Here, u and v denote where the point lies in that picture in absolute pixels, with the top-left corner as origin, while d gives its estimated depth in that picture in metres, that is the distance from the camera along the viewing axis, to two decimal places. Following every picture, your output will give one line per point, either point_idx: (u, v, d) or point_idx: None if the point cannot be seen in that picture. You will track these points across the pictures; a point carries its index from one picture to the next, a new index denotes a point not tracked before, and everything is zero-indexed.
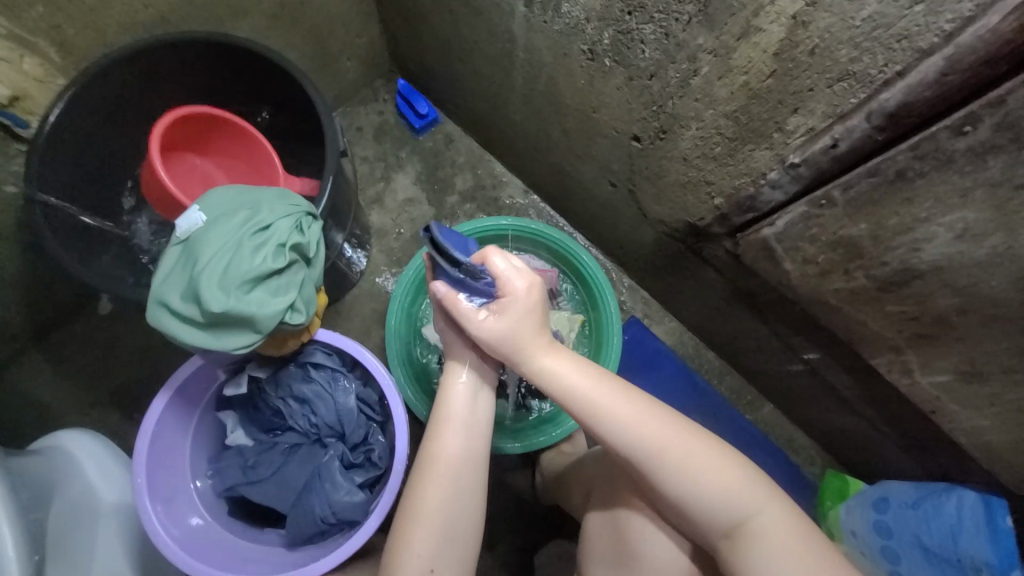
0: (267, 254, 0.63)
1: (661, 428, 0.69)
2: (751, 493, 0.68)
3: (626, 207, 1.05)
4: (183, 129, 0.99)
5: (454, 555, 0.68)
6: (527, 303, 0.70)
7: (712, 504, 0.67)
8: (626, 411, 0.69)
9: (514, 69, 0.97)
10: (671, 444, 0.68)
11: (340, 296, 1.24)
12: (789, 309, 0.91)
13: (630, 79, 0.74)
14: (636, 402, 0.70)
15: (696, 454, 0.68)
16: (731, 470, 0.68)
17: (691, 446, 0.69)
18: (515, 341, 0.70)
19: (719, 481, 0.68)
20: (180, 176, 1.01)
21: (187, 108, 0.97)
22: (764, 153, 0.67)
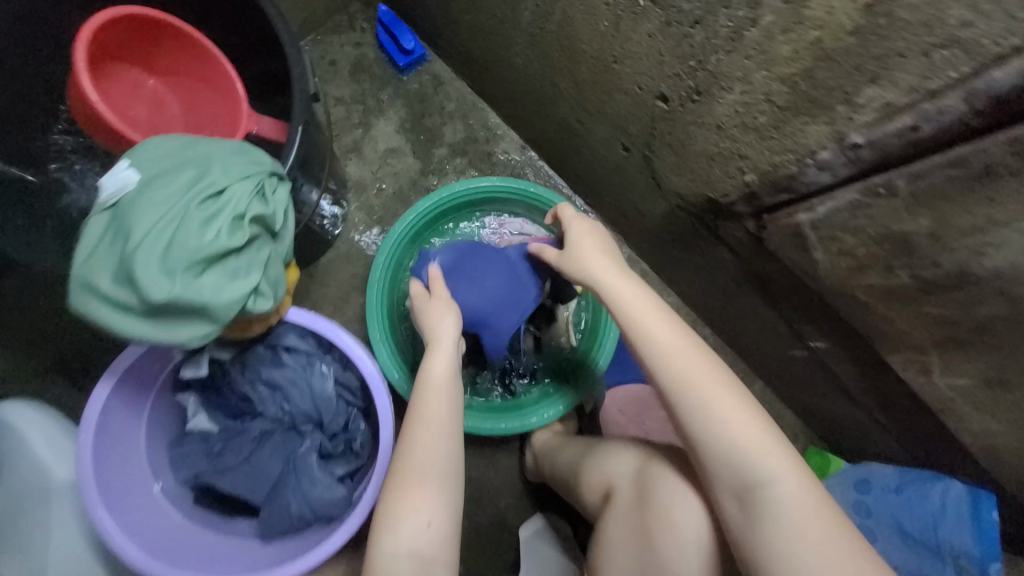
0: (220, 228, 0.51)
1: (697, 370, 0.67)
2: (773, 463, 0.64)
3: (637, 174, 0.94)
4: (123, 37, 0.80)
5: (452, 513, 0.66)
6: (591, 230, 0.80)
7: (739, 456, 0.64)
8: (672, 340, 0.69)
9: (521, 2, 0.81)
10: (694, 379, 0.66)
11: (314, 258, 1.12)
12: (804, 297, 0.85)
13: (667, 25, 0.62)
14: (682, 338, 0.69)
15: (728, 404, 0.66)
16: (745, 427, 0.65)
17: (710, 385, 0.66)
18: (582, 253, 0.78)
19: (747, 440, 0.64)
20: (117, 91, 0.82)
21: (126, 8, 0.77)
22: (819, 128, 0.57)
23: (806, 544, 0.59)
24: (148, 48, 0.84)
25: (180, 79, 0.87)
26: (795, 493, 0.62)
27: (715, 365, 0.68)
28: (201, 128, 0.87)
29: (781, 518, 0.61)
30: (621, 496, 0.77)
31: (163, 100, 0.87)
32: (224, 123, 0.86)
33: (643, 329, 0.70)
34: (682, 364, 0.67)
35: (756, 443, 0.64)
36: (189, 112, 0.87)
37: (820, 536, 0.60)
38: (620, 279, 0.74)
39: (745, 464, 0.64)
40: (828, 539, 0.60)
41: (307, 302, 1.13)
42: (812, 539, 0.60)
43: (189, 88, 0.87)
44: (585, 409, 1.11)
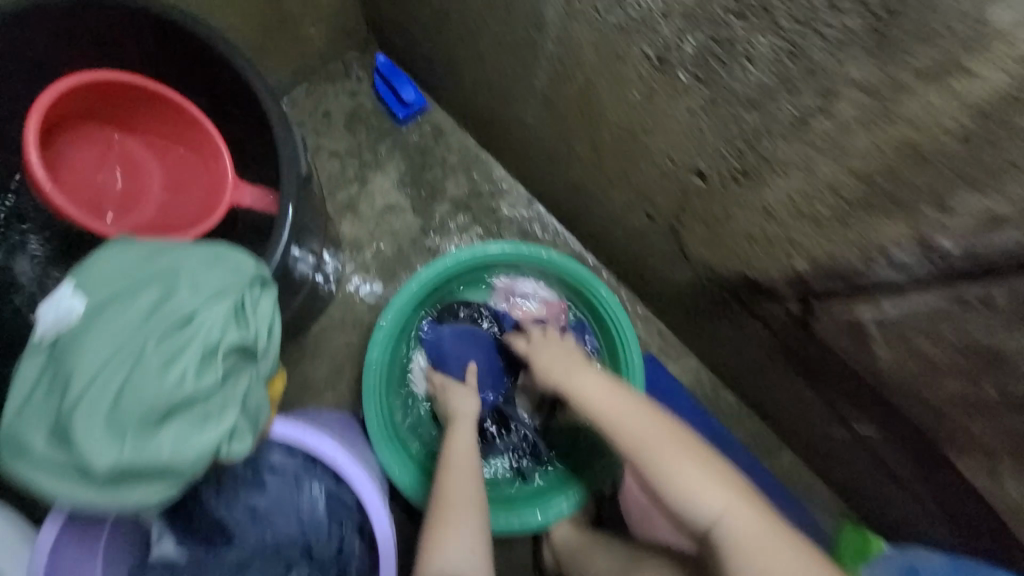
0: (186, 367, 0.42)
1: (628, 422, 0.66)
2: (715, 503, 0.60)
3: (661, 242, 0.86)
4: (93, 102, 0.70)
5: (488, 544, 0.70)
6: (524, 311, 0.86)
7: (690, 506, 0.61)
8: (602, 397, 0.69)
9: (537, 64, 0.74)
10: (627, 430, 0.65)
11: (304, 327, 1.01)
12: (853, 382, 0.77)
13: (712, 105, 0.54)
14: (614, 393, 0.69)
15: (665, 449, 0.63)
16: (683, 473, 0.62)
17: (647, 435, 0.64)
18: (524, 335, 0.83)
19: (693, 487, 0.61)
20: (90, 157, 0.73)
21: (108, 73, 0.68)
22: (896, 228, 0.49)
23: None
24: (133, 112, 0.74)
25: (159, 142, 0.77)
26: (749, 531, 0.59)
27: (648, 413, 0.67)
28: (182, 198, 0.77)
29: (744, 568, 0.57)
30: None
31: (140, 165, 0.77)
32: (207, 193, 0.76)
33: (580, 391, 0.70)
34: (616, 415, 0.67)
35: (699, 486, 0.61)
36: (168, 179, 0.78)
37: None
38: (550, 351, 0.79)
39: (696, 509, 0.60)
40: None
41: (296, 375, 1.03)
42: None
43: (169, 152, 0.77)
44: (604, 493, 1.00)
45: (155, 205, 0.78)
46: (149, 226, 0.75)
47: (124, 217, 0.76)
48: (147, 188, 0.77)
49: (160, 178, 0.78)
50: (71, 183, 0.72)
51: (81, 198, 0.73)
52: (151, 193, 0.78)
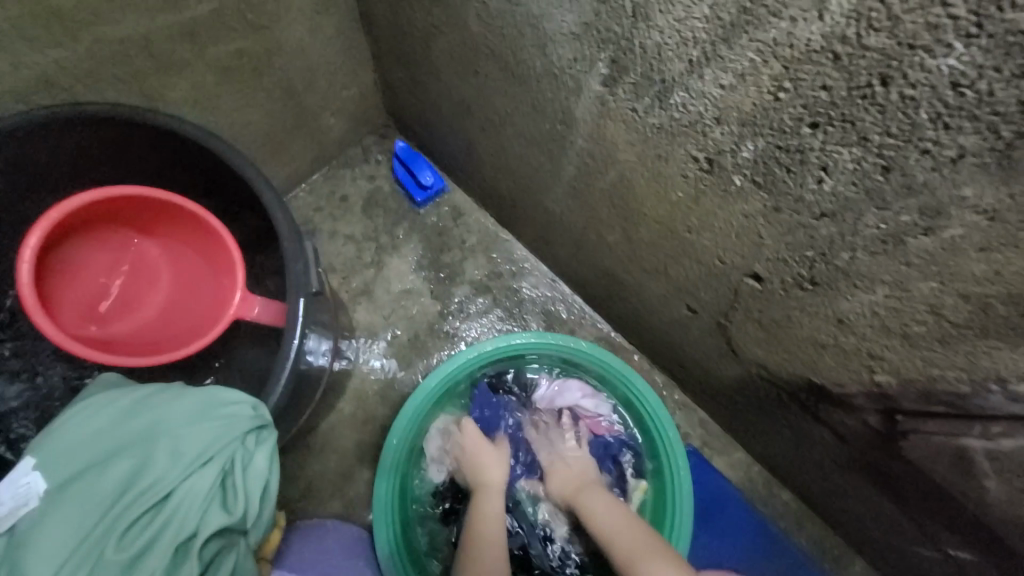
0: (163, 558, 0.41)
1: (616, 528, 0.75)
2: None
3: (703, 335, 0.78)
4: (109, 209, 0.65)
5: None
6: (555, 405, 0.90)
7: None
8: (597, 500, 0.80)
9: (565, 156, 0.69)
10: (614, 528, 0.75)
11: (313, 425, 0.93)
12: (950, 507, 0.65)
13: (776, 211, 0.47)
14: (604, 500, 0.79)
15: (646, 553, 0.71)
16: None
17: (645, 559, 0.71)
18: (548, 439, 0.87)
19: None
20: (98, 262, 0.68)
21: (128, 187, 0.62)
22: (1021, 358, 0.40)
23: None
24: (153, 218, 0.69)
25: (175, 246, 0.71)
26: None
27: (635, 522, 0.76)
28: (187, 310, 0.71)
29: None
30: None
31: (151, 267, 0.71)
32: (214, 307, 0.70)
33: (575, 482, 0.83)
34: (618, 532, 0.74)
35: None
36: (178, 285, 0.72)
37: None
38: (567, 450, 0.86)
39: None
40: None
41: (301, 480, 0.93)
42: None
43: (184, 257, 0.71)
44: None
45: (157, 312, 0.71)
46: (147, 336, 0.69)
47: (122, 323, 0.70)
48: (153, 292, 0.71)
49: (170, 283, 0.72)
50: (72, 289, 0.66)
51: (79, 304, 0.66)
52: (157, 298, 0.71)
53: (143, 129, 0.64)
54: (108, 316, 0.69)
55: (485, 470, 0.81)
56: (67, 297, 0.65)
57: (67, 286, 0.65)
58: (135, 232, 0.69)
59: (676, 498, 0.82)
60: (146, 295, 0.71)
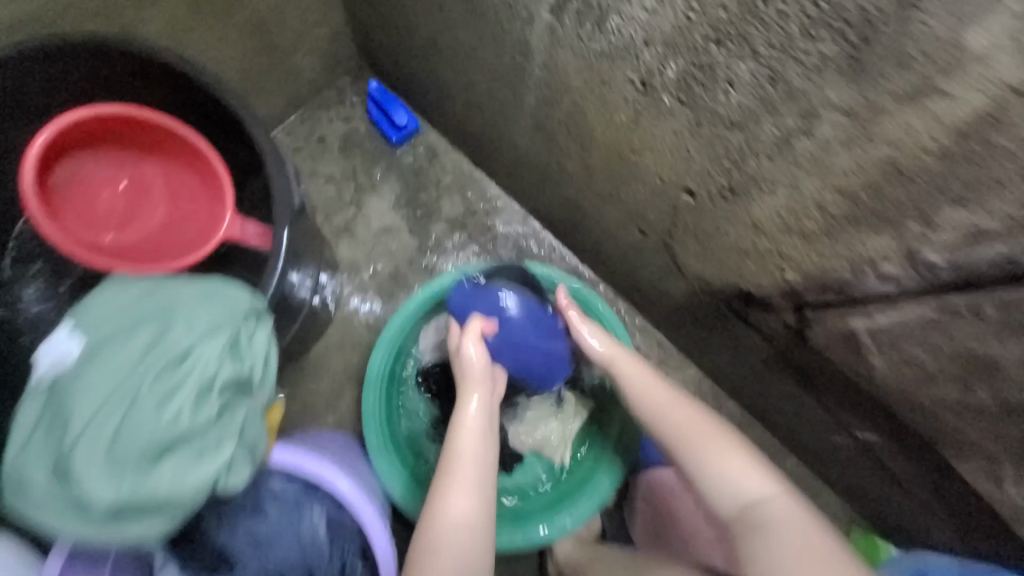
0: (182, 405, 0.44)
1: (677, 417, 0.73)
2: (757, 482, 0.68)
3: (655, 256, 0.87)
4: (110, 126, 0.71)
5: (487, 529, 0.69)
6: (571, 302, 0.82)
7: (725, 486, 0.68)
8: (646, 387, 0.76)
9: (525, 88, 0.75)
10: (664, 415, 0.73)
11: (304, 350, 1.02)
12: (852, 392, 0.77)
13: (697, 126, 0.55)
14: (657, 390, 0.76)
15: (705, 437, 0.71)
16: (729, 461, 0.69)
17: (698, 432, 0.71)
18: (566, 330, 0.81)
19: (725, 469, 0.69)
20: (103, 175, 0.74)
21: (125, 107, 0.68)
22: (884, 241, 0.50)
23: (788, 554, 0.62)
24: (152, 141, 0.74)
25: (170, 168, 0.76)
26: (787, 523, 0.64)
27: (693, 408, 0.73)
28: (180, 230, 0.77)
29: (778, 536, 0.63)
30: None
31: (149, 188, 0.77)
32: (209, 223, 0.76)
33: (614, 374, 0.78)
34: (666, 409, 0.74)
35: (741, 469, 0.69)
36: (174, 205, 0.77)
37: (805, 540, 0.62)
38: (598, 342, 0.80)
39: (734, 491, 0.68)
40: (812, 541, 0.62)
41: (295, 400, 1.03)
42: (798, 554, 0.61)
43: (179, 179, 0.77)
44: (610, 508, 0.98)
45: (153, 230, 0.77)
46: (141, 250, 0.75)
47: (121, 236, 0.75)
48: (151, 211, 0.77)
49: (167, 203, 0.77)
50: (79, 196, 0.72)
51: (84, 215, 0.73)
52: (155, 216, 0.77)
53: (126, 59, 0.69)
54: (110, 230, 0.75)
55: (467, 387, 0.75)
56: (73, 207, 0.72)
57: (73, 197, 0.72)
58: (135, 154, 0.75)
59: None
60: (145, 213, 0.77)
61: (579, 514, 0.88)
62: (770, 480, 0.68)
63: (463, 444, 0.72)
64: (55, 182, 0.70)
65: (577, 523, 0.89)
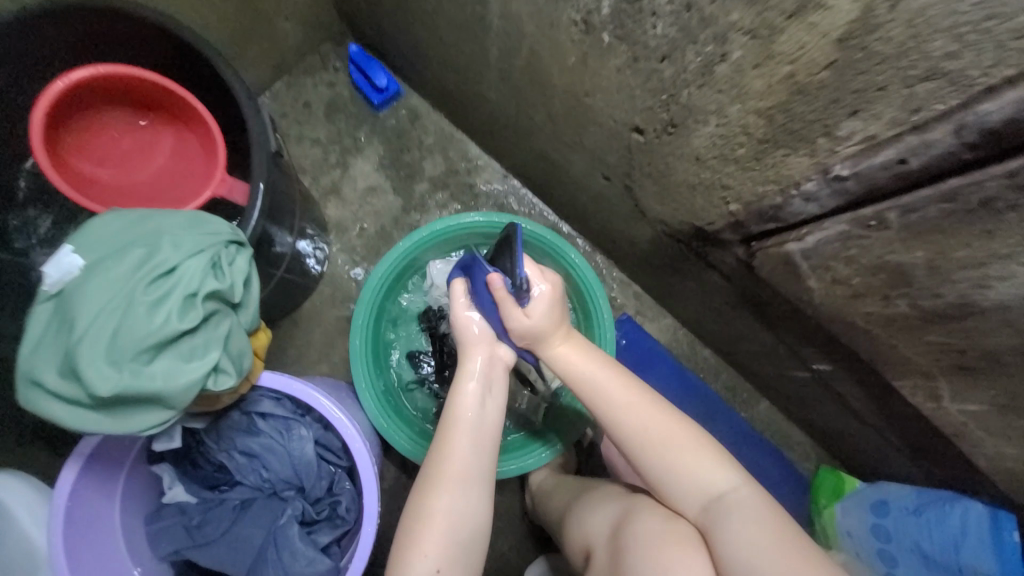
0: (170, 310, 0.50)
1: (654, 426, 0.69)
2: (722, 479, 0.66)
3: (620, 203, 0.92)
4: (136, 86, 0.77)
5: (483, 503, 0.69)
6: (552, 291, 0.74)
7: (698, 487, 0.66)
8: (624, 398, 0.71)
9: (487, 38, 0.79)
10: (641, 420, 0.69)
11: (298, 304, 1.09)
12: (802, 323, 0.82)
13: (634, 60, 0.59)
14: (637, 397, 0.71)
15: (681, 444, 0.68)
16: (698, 462, 0.67)
17: (662, 435, 0.68)
18: (540, 332, 0.72)
19: (699, 471, 0.67)
20: (116, 126, 0.81)
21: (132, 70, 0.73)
22: (801, 159, 0.54)
23: (745, 549, 0.60)
24: (159, 102, 0.80)
25: (181, 134, 0.83)
26: (754, 516, 0.62)
27: (669, 413, 0.70)
28: (174, 185, 0.83)
29: (742, 530, 0.61)
30: (598, 555, 0.72)
31: (158, 144, 0.84)
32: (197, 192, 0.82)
33: (587, 382, 0.72)
34: (631, 414, 0.70)
35: (713, 471, 0.67)
36: (174, 164, 0.84)
37: (758, 530, 0.61)
38: (578, 358, 0.74)
39: (708, 491, 0.66)
40: (764, 530, 0.61)
41: (292, 349, 1.10)
42: (754, 545, 0.60)
43: (185, 143, 0.83)
44: (585, 444, 1.05)
45: (150, 182, 0.84)
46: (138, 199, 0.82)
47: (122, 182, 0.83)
48: (151, 163, 0.83)
49: (168, 161, 0.84)
50: (91, 143, 0.80)
51: (89, 148, 0.80)
52: (153, 168, 0.84)
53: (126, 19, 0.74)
54: (109, 166, 0.82)
55: (464, 371, 0.74)
56: (82, 141, 0.79)
57: (85, 130, 0.79)
58: (154, 113, 0.82)
59: (603, 332, 1.00)
60: (146, 165, 0.83)
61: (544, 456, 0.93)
62: (735, 473, 0.67)
63: (458, 436, 0.70)
64: (72, 113, 0.76)
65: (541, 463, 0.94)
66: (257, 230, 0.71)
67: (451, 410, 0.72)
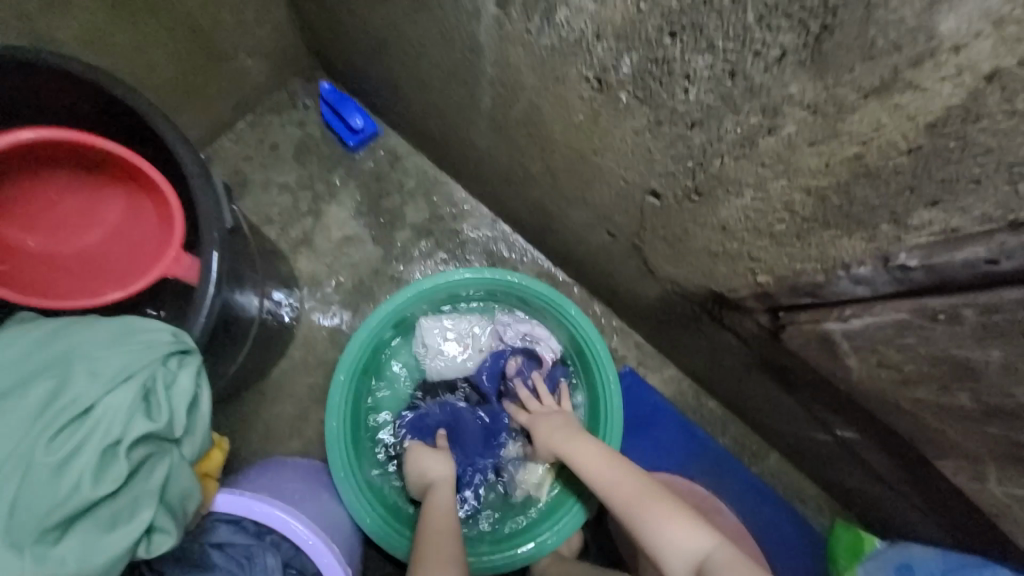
0: (84, 468, 0.43)
1: (628, 489, 0.71)
2: (697, 536, 0.63)
3: (625, 259, 0.84)
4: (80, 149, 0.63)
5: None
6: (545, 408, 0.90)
7: (682, 549, 0.63)
8: (596, 461, 0.76)
9: (478, 85, 0.70)
10: (609, 480, 0.73)
11: (264, 372, 0.96)
12: (830, 392, 0.75)
13: (657, 124, 0.51)
14: (614, 464, 0.75)
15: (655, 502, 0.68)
16: (674, 518, 0.65)
17: (643, 497, 0.69)
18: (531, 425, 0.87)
19: (676, 530, 0.64)
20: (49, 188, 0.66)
21: (79, 138, 0.60)
22: (856, 243, 0.47)
23: None
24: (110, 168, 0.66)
25: (135, 203, 0.69)
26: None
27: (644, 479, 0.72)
28: (121, 259, 0.70)
29: None
30: None
31: (101, 212, 0.69)
32: (145, 272, 0.68)
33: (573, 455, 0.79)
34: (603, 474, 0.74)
35: (686, 530, 0.64)
36: (124, 235, 0.70)
37: None
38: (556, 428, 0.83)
39: (689, 552, 0.62)
40: None
41: (258, 423, 0.97)
42: None
43: (139, 210, 0.69)
44: (591, 520, 0.95)
45: (90, 253, 0.69)
46: (74, 274, 0.68)
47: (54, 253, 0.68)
48: (92, 232, 0.69)
49: (111, 233, 0.69)
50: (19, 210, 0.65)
51: (16, 214, 0.65)
52: (91, 240, 0.69)
53: (52, 76, 0.60)
54: (39, 234, 0.67)
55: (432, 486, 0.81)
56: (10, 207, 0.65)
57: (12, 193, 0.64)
58: (99, 174, 0.67)
59: (615, 399, 0.88)
60: (86, 233, 0.69)
61: (558, 536, 0.86)
62: (708, 532, 0.63)
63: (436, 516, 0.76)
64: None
65: (557, 543, 0.87)
66: (213, 311, 0.60)
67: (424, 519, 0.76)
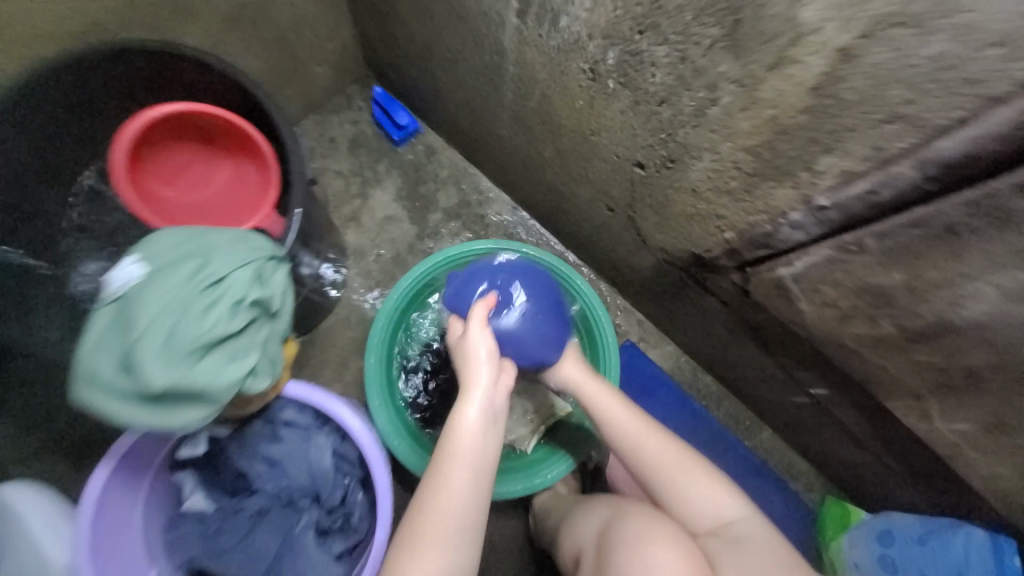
0: (217, 319, 0.60)
1: (662, 453, 0.79)
2: (729, 506, 0.76)
3: (623, 232, 0.98)
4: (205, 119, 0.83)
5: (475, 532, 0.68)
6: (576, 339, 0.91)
7: (709, 509, 0.75)
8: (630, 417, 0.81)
9: (502, 83, 0.88)
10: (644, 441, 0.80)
11: (314, 325, 1.14)
12: (798, 346, 0.86)
13: (636, 104, 0.67)
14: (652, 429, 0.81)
15: (692, 472, 0.78)
16: (710, 488, 0.77)
17: (679, 465, 0.78)
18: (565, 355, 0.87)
19: (709, 495, 0.76)
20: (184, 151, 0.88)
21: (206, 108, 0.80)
22: (787, 192, 0.60)
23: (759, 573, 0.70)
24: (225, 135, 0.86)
25: (240, 164, 0.88)
26: (757, 541, 0.72)
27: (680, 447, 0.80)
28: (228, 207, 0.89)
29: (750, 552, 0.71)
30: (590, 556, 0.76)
31: (217, 171, 0.90)
32: (243, 218, 0.86)
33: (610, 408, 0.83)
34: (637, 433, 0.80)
35: (720, 498, 0.76)
36: (231, 189, 0.89)
37: (764, 556, 0.71)
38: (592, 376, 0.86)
39: (718, 513, 0.75)
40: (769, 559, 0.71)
41: (306, 369, 1.14)
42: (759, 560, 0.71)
43: (243, 170, 0.88)
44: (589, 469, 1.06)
45: (207, 202, 0.90)
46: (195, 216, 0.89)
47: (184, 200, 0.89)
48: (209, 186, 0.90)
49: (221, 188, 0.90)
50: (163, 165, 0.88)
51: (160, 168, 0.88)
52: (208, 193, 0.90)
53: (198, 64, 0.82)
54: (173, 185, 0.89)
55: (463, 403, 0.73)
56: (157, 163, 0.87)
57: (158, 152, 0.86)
58: (217, 141, 0.88)
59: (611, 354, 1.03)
60: (204, 186, 0.90)
61: (551, 476, 0.96)
62: (744, 503, 0.76)
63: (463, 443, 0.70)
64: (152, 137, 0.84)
65: (555, 480, 0.98)
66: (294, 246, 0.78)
67: (449, 435, 0.71)
